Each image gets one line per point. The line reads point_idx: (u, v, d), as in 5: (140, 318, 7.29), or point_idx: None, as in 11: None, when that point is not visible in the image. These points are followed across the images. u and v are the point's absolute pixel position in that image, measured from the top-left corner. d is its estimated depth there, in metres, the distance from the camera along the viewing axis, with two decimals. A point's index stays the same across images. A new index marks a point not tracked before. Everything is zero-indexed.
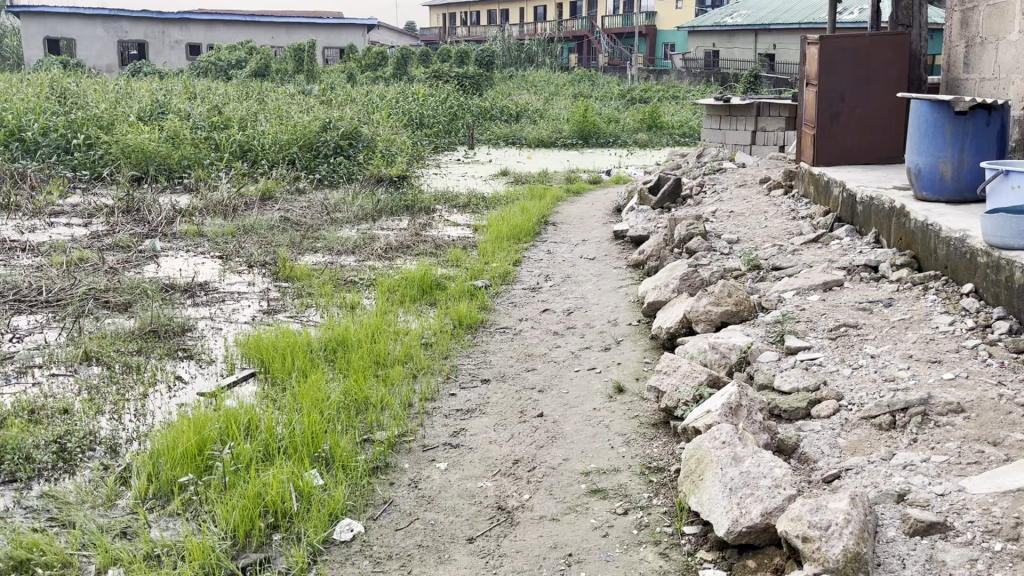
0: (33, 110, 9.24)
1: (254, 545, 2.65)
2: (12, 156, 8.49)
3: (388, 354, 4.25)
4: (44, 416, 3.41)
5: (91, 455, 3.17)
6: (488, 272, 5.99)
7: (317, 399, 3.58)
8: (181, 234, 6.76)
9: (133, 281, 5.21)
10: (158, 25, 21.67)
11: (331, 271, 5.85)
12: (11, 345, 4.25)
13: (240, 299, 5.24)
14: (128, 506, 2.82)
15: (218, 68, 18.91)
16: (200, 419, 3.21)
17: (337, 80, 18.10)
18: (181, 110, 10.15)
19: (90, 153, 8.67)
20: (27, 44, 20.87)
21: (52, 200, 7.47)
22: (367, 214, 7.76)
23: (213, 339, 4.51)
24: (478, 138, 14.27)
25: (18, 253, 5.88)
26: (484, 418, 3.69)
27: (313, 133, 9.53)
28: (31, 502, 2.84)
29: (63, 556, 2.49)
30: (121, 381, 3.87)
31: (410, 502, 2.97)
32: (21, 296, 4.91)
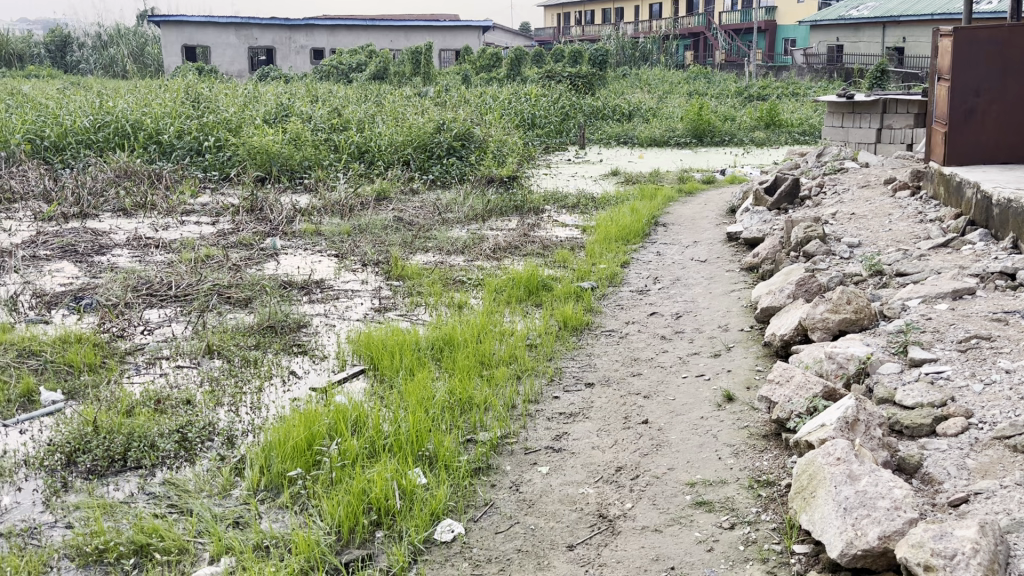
0: (169, 114, 9.77)
1: (357, 541, 2.70)
2: (150, 158, 9.01)
3: (493, 355, 4.27)
4: (169, 406, 3.58)
5: (209, 445, 3.30)
6: (595, 273, 5.94)
7: (423, 398, 3.63)
8: (300, 232, 7.00)
9: (255, 278, 5.42)
10: (285, 32, 22.56)
11: (441, 270, 5.93)
12: (143, 337, 4.49)
13: (353, 297, 5.38)
14: (241, 496, 2.93)
15: (339, 71, 19.55)
16: (311, 414, 3.30)
17: (453, 81, 18.39)
18: (303, 113, 10.52)
19: (220, 155, 9.11)
20: (167, 51, 22.15)
21: (184, 200, 7.87)
22: (477, 214, 7.84)
23: (327, 336, 4.64)
24: (589, 138, 14.19)
25: (153, 249, 6.23)
26: (587, 422, 3.64)
27: (427, 135, 9.69)
28: (154, 488, 2.98)
29: (180, 542, 2.61)
30: (240, 374, 4.02)
31: (511, 505, 2.97)
32: (152, 290, 5.17)
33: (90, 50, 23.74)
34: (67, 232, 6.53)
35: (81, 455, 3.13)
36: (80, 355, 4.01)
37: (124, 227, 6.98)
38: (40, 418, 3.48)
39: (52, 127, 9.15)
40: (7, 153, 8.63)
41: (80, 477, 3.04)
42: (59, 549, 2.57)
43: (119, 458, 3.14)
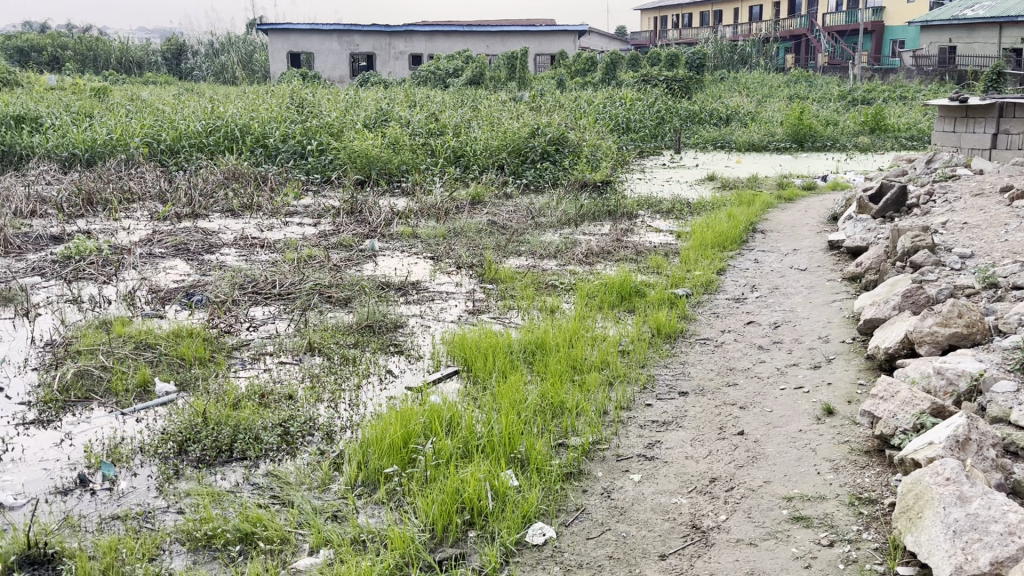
0: (275, 118, 10.14)
1: (451, 540, 2.74)
2: (256, 161, 9.37)
3: (585, 360, 4.27)
4: (272, 400, 3.72)
5: (310, 439, 3.42)
6: (690, 280, 5.86)
7: (516, 401, 3.66)
8: (397, 235, 7.16)
9: (354, 279, 5.57)
10: (385, 38, 23.10)
11: (533, 274, 5.96)
12: (249, 333, 4.68)
13: (448, 298, 5.47)
14: (340, 490, 3.02)
15: (436, 76, 19.88)
16: (406, 412, 3.38)
17: (548, 86, 18.43)
18: (402, 117, 10.75)
19: (322, 158, 9.40)
20: (273, 58, 22.97)
21: (288, 202, 8.17)
22: (570, 218, 7.84)
23: (422, 336, 4.73)
24: (685, 142, 14.00)
25: (258, 248, 6.48)
26: (681, 431, 3.60)
27: (523, 139, 9.75)
28: (258, 479, 3.09)
29: (282, 532, 2.71)
30: (339, 371, 4.15)
31: (602, 512, 2.96)
32: (258, 288, 5.38)
33: (202, 57, 24.85)
34: (180, 231, 6.86)
35: (191, 444, 3.28)
36: (191, 349, 4.20)
37: (232, 227, 7.28)
38: (155, 408, 3.67)
39: (167, 131, 9.62)
40: (126, 155, 9.12)
41: (190, 465, 3.18)
42: (171, 533, 2.70)
43: (226, 449, 3.28)
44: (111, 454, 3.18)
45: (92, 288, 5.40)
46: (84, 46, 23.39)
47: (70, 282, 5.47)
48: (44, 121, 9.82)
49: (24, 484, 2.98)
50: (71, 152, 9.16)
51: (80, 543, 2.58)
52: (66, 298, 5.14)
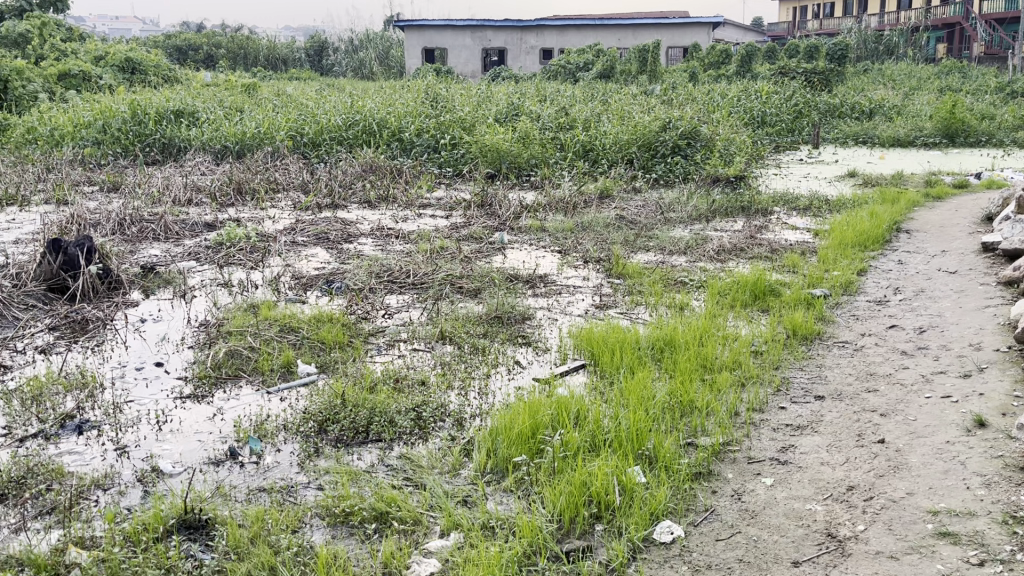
0: (411, 113, 10.40)
1: (578, 531, 2.76)
2: (392, 154, 9.65)
3: (716, 359, 4.18)
4: (406, 385, 3.85)
5: (441, 425, 3.51)
6: (828, 280, 5.64)
7: (643, 398, 3.63)
8: (526, 228, 7.23)
9: (484, 271, 5.67)
10: (517, 33, 23.27)
11: (663, 270, 5.88)
12: (384, 320, 4.83)
13: (575, 292, 5.47)
14: (470, 476, 3.09)
15: (566, 71, 19.87)
16: (534, 403, 3.41)
17: (681, 79, 18.07)
18: (532, 112, 10.81)
19: (454, 152, 9.58)
20: (409, 54, 23.63)
21: (422, 194, 8.38)
22: (701, 214, 7.69)
23: (550, 329, 4.76)
24: (824, 137, 13.44)
25: (393, 239, 6.68)
26: (816, 436, 3.47)
27: (654, 134, 9.63)
28: (392, 461, 3.20)
29: (415, 514, 2.80)
30: (469, 360, 4.23)
31: (733, 514, 2.89)
32: (393, 277, 5.56)
33: (342, 54, 25.77)
34: (321, 221, 7.17)
35: (331, 424, 3.43)
36: (331, 334, 4.40)
37: (369, 217, 7.54)
38: (297, 388, 3.86)
39: (310, 125, 10.05)
40: (273, 147, 9.58)
41: (329, 444, 3.32)
42: (312, 508, 2.83)
43: (363, 430, 3.41)
44: (258, 430, 3.37)
45: (241, 273, 5.72)
46: (235, 44, 24.72)
47: (222, 266, 5.81)
48: (200, 115, 10.44)
49: (182, 453, 3.19)
50: (223, 144, 9.71)
51: (230, 512, 2.75)
52: (219, 281, 5.46)
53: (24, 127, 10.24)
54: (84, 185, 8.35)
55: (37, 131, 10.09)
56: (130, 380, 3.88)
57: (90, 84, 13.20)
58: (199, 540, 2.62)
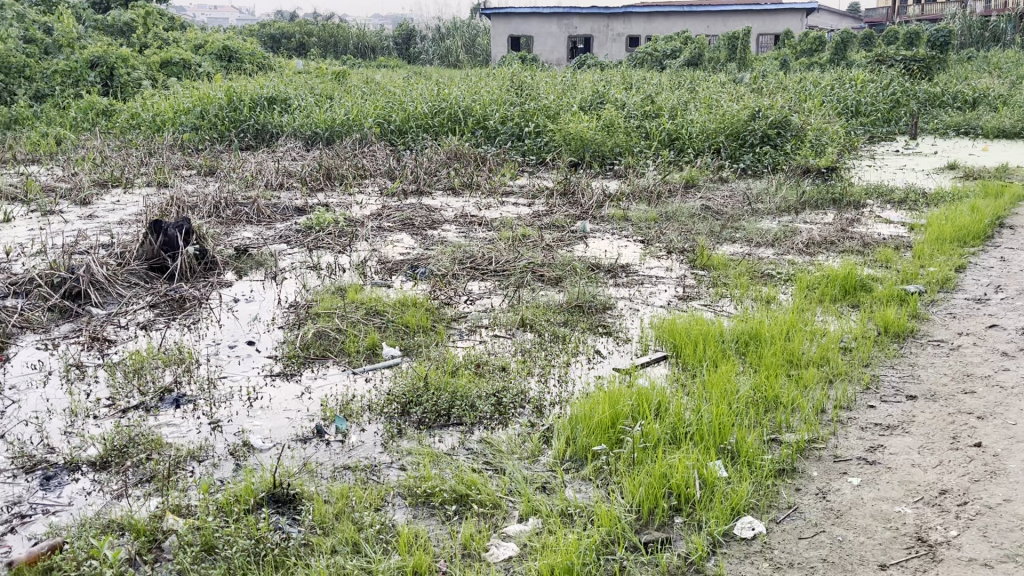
0: (495, 101, 10.43)
1: (657, 523, 2.75)
2: (476, 142, 9.71)
3: (803, 355, 4.08)
4: (487, 370, 3.89)
5: (521, 411, 3.53)
6: (923, 276, 5.43)
7: (727, 391, 3.57)
8: (609, 217, 7.19)
9: (566, 260, 5.67)
10: (604, 20, 22.98)
11: (749, 262, 5.76)
12: (466, 306, 4.88)
13: (658, 283, 5.42)
14: (549, 463, 3.10)
15: (653, 58, 19.63)
16: (615, 392, 3.39)
17: (772, 67, 17.57)
18: (617, 100, 10.69)
19: (538, 140, 9.58)
20: (495, 42, 23.81)
21: (505, 182, 8.43)
22: (790, 206, 7.50)
23: (631, 319, 4.73)
24: (923, 128, 12.90)
25: (476, 226, 6.74)
26: (907, 437, 3.35)
27: (742, 122, 9.42)
28: (472, 445, 3.24)
29: (494, 498, 2.83)
30: (549, 348, 4.25)
31: (817, 513, 2.82)
32: (476, 264, 5.60)
33: (429, 41, 25.98)
34: (406, 207, 7.28)
35: (414, 406, 3.49)
36: (415, 318, 4.47)
37: (453, 204, 7.62)
38: (381, 369, 3.94)
39: (397, 112, 10.19)
40: (361, 134, 9.76)
41: (412, 425, 3.39)
42: (395, 487, 2.90)
43: (444, 413, 3.46)
44: (343, 410, 3.46)
45: (329, 256, 5.86)
46: (327, 32, 25.28)
47: (311, 250, 5.97)
48: (291, 102, 10.71)
49: (271, 430, 3.30)
50: (313, 131, 9.95)
51: (316, 487, 2.83)
52: (308, 264, 5.61)
53: (129, 113, 10.69)
54: (183, 169, 8.69)
55: (140, 117, 10.52)
56: (224, 357, 4.03)
57: (190, 71, 13.68)
58: (287, 514, 2.71)
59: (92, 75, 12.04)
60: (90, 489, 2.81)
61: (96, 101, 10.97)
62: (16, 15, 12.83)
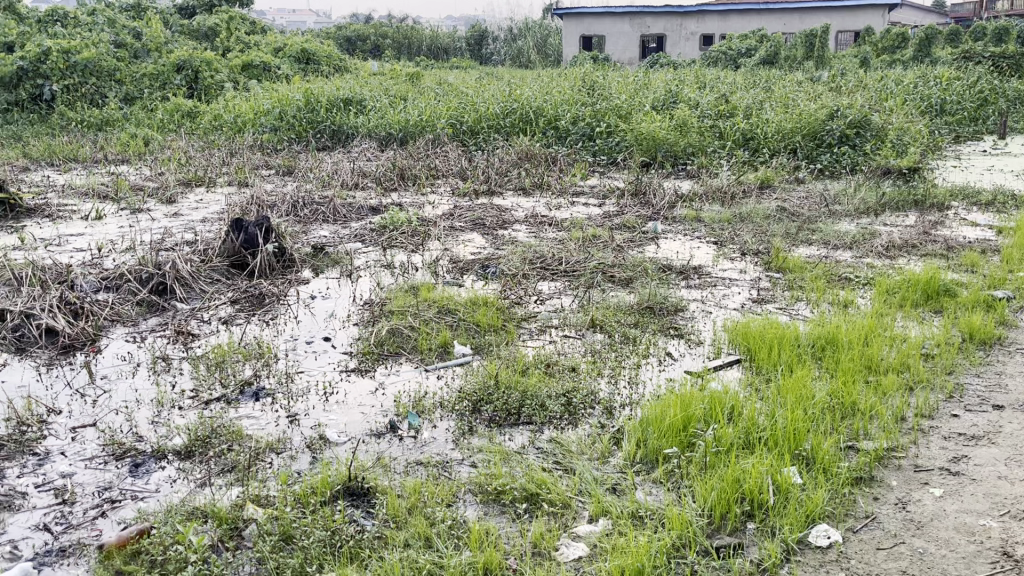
0: (567, 101, 10.42)
1: (729, 528, 2.71)
2: (547, 142, 9.71)
3: (882, 361, 3.96)
4: (557, 370, 3.90)
5: (591, 412, 3.52)
6: (1012, 282, 5.22)
7: (803, 397, 3.50)
8: (681, 218, 7.11)
9: (637, 261, 5.64)
10: (677, 19, 22.65)
11: (825, 265, 5.63)
12: (536, 306, 4.90)
13: (731, 285, 5.33)
14: (619, 464, 3.09)
15: (728, 57, 19.32)
16: (687, 396, 3.36)
17: (851, 65, 17.07)
18: (690, 99, 10.56)
19: (609, 140, 9.53)
20: (567, 41, 23.70)
21: (575, 181, 8.42)
22: (869, 207, 7.30)
23: (703, 321, 4.67)
24: (1013, 127, 12.38)
25: (547, 226, 6.75)
26: (993, 448, 3.23)
27: (820, 122, 9.19)
28: (542, 444, 3.25)
29: (564, 498, 2.84)
30: (619, 350, 4.23)
31: (896, 523, 2.75)
32: (546, 264, 5.61)
33: (502, 42, 26.08)
34: (478, 207, 7.34)
35: (484, 405, 3.53)
36: (486, 317, 4.50)
37: (524, 204, 7.65)
38: (453, 367, 3.99)
39: (469, 113, 10.26)
40: (434, 135, 9.88)
41: (482, 423, 3.42)
42: (466, 484, 2.93)
43: (514, 412, 3.48)
44: (416, 406, 3.51)
45: (402, 255, 5.96)
46: (401, 34, 25.65)
47: (385, 249, 6.07)
48: (366, 103, 10.89)
49: (346, 424, 3.37)
50: (387, 132, 10.11)
51: (390, 482, 2.89)
52: (382, 262, 5.71)
53: (211, 114, 11.05)
54: (263, 169, 8.93)
55: (222, 118, 10.86)
56: (301, 352, 4.14)
57: (269, 73, 14.05)
58: (361, 507, 2.77)
59: (178, 78, 12.48)
60: (175, 477, 2.92)
61: (181, 104, 11.36)
62: (108, 20, 13.39)
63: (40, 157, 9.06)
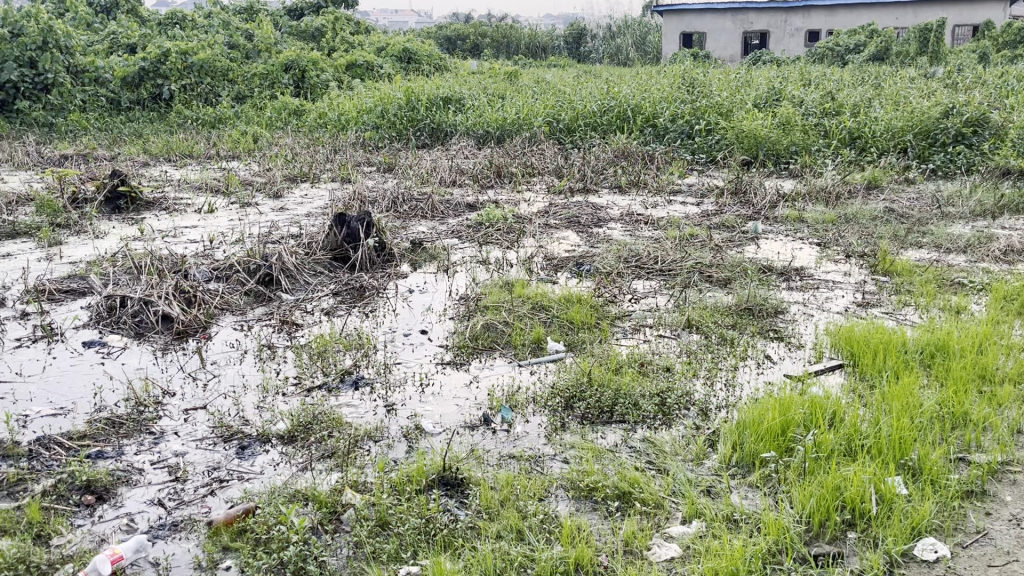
0: (666, 99, 10.29)
1: (828, 536, 2.64)
2: (645, 140, 9.61)
3: (997, 370, 3.76)
4: (651, 369, 3.86)
5: (685, 413, 3.47)
6: None
7: (909, 405, 3.35)
8: (783, 218, 6.93)
9: (737, 261, 5.53)
10: (782, 14, 22.02)
11: (937, 269, 5.38)
12: (630, 305, 4.86)
13: (834, 288, 5.17)
14: (714, 467, 3.05)
15: (835, 53, 18.70)
16: (786, 400, 3.28)
17: (971, 59, 16.17)
18: (795, 97, 10.26)
19: (709, 138, 9.35)
20: (666, 39, 23.48)
21: (673, 179, 8.30)
22: (986, 209, 6.94)
23: (804, 324, 4.54)
24: None
25: (643, 225, 6.68)
26: None
27: (933, 120, 8.79)
28: (635, 444, 3.22)
29: (657, 498, 2.81)
30: (716, 351, 4.16)
31: (1009, 541, 2.61)
32: (641, 263, 5.56)
33: (600, 40, 25.99)
34: (573, 205, 7.33)
35: (577, 401, 3.53)
36: (580, 314, 4.50)
37: (619, 202, 7.59)
38: (546, 364, 4.01)
39: (567, 111, 10.25)
40: (531, 133, 9.92)
41: (575, 419, 3.42)
42: (558, 479, 2.94)
43: (608, 410, 3.47)
44: (509, 400, 3.54)
45: (498, 251, 6.01)
46: (500, 34, 25.90)
47: (480, 245, 6.14)
48: (465, 101, 11.03)
49: (442, 415, 3.44)
50: (485, 130, 10.22)
51: (483, 474, 2.92)
52: (478, 258, 5.77)
53: (317, 113, 11.40)
54: (364, 165, 9.16)
55: (327, 116, 11.19)
56: (399, 344, 4.23)
57: (372, 73, 14.39)
58: (455, 497, 2.81)
59: (286, 77, 12.90)
60: (278, 460, 3.04)
61: (289, 102, 11.76)
62: (222, 22, 13.97)
63: (159, 153, 9.54)
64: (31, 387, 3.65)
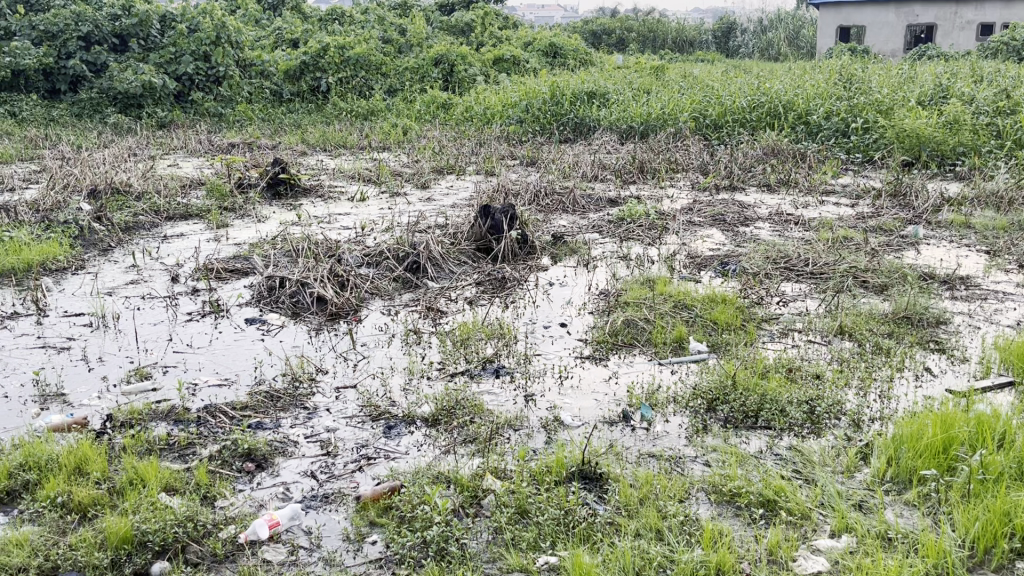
0: (821, 95, 9.85)
1: (994, 564, 2.46)
2: (797, 138, 9.25)
3: None
4: (799, 376, 3.71)
5: (836, 423, 3.32)
6: None
7: None
8: (947, 222, 6.50)
9: (894, 267, 5.23)
10: (951, 6, 20.60)
11: None
12: (778, 307, 4.69)
13: (1005, 299, 4.80)
14: (867, 481, 2.90)
15: (1011, 48, 17.33)
16: (949, 416, 3.06)
17: None
18: (964, 94, 9.58)
19: (866, 136, 8.88)
20: (823, 33, 22.33)
21: (826, 179, 7.95)
22: None
23: (970, 337, 4.24)
24: None
25: (793, 225, 6.43)
26: None
27: None
28: (781, 451, 3.11)
29: (804, 508, 2.70)
30: (870, 359, 3.95)
31: None
32: (791, 265, 5.36)
33: (750, 34, 25.22)
34: (719, 203, 7.16)
35: (720, 404, 3.44)
36: (723, 315, 4.39)
37: (767, 202, 7.33)
38: (688, 364, 3.93)
39: (715, 107, 10.01)
40: (676, 129, 9.74)
41: (718, 422, 3.34)
42: (699, 482, 2.87)
43: (753, 414, 3.36)
44: (650, 398, 3.49)
45: (639, 248, 5.93)
46: (646, 27, 25.45)
47: (622, 241, 6.08)
48: (610, 96, 10.96)
49: (580, 408, 3.43)
50: (629, 125, 10.10)
51: (622, 470, 2.90)
52: (618, 254, 5.72)
53: (463, 107, 11.63)
54: (508, 157, 9.25)
55: (473, 110, 11.40)
56: (539, 336, 4.26)
57: (519, 67, 14.53)
58: (594, 491, 2.81)
59: (435, 71, 13.23)
60: (422, 442, 3.12)
61: (437, 96, 12.05)
62: (377, 17, 14.47)
63: (315, 143, 9.99)
64: (199, 358, 3.91)
